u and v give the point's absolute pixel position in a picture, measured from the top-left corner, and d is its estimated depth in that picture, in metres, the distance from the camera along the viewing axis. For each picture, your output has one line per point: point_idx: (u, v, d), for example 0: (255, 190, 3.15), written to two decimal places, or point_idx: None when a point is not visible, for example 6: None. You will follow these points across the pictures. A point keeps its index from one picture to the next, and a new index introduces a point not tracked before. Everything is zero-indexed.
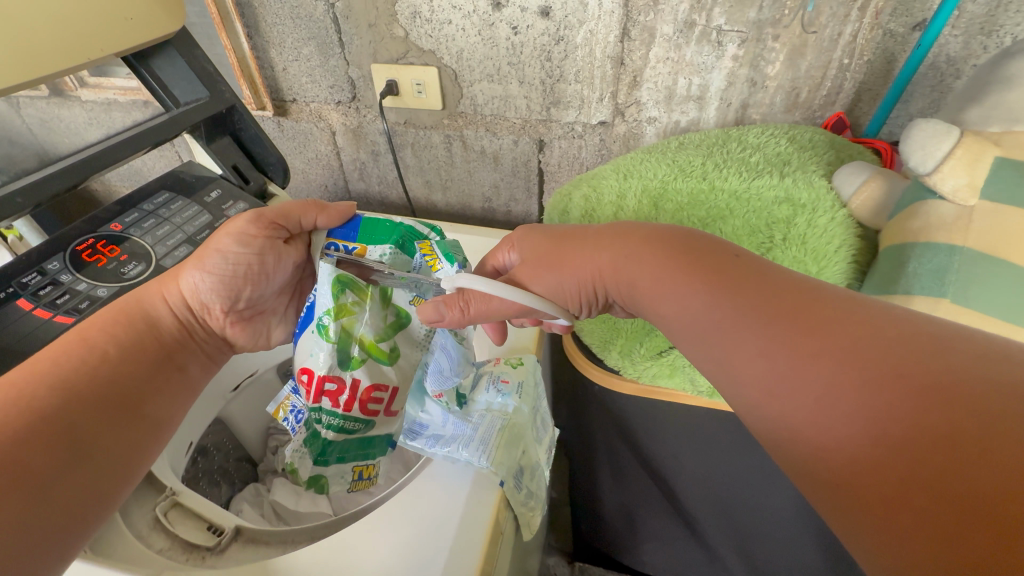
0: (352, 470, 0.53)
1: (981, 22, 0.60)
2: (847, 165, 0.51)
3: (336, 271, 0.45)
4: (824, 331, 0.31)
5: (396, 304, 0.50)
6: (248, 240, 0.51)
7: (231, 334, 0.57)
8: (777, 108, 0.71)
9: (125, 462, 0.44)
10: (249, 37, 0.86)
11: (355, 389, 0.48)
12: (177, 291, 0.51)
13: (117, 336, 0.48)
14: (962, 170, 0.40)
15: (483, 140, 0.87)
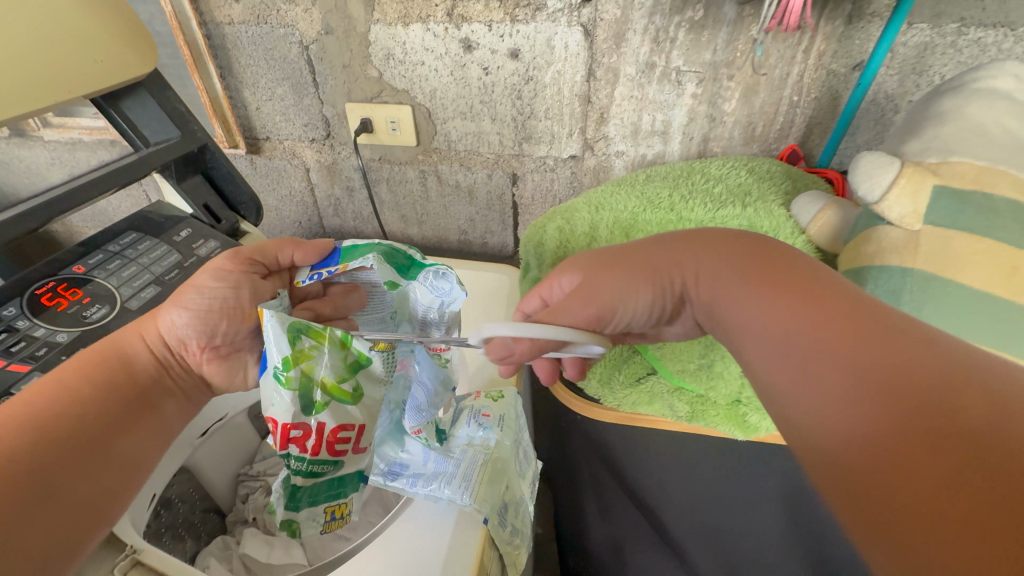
0: (324, 512, 0.46)
1: (913, 63, 0.66)
2: (806, 195, 0.54)
3: (285, 318, 0.42)
4: (865, 335, 0.29)
5: (357, 341, 0.46)
6: (224, 274, 0.49)
7: (209, 373, 0.51)
8: (736, 142, 0.75)
9: (83, 523, 0.40)
10: (222, 78, 0.87)
11: (321, 433, 0.44)
12: (155, 329, 0.48)
13: (92, 376, 0.45)
14: (906, 199, 0.43)
15: (457, 175, 0.89)
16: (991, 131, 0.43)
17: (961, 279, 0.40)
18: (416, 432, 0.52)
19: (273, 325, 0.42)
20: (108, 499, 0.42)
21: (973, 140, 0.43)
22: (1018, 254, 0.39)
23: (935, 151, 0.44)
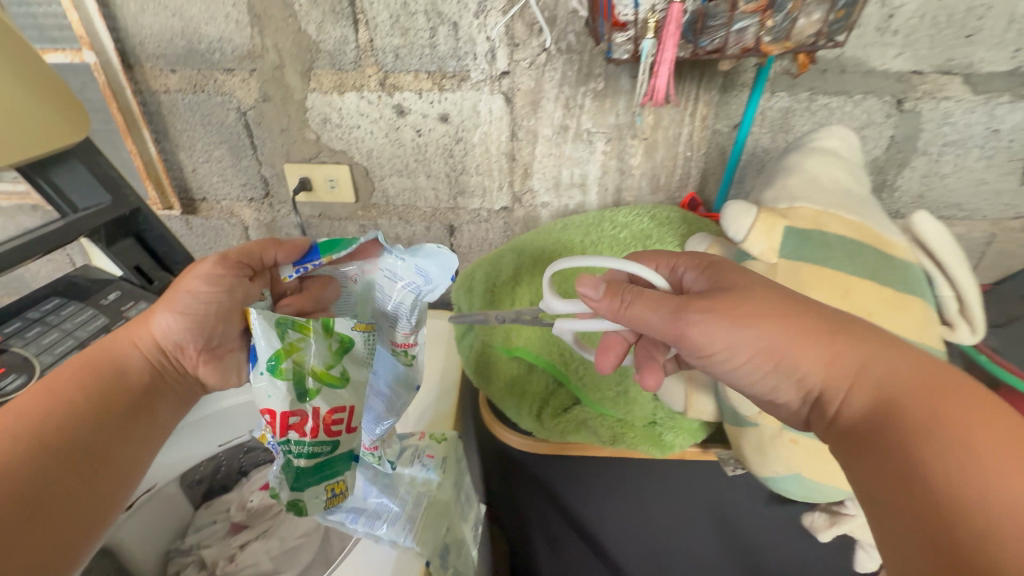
0: (327, 489, 0.46)
1: (779, 123, 0.79)
2: (696, 234, 0.63)
3: (272, 316, 0.44)
4: (1007, 447, 0.33)
5: (340, 331, 0.48)
6: (216, 278, 0.48)
7: (204, 375, 0.51)
8: (645, 191, 0.84)
9: (79, 532, 0.41)
10: (157, 142, 0.88)
11: (317, 417, 0.45)
12: (147, 334, 0.49)
13: (85, 384, 0.46)
14: (764, 237, 0.48)
15: (397, 228, 0.94)
16: (821, 179, 0.51)
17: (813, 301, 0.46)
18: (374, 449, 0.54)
19: (262, 323, 0.44)
20: (104, 505, 0.44)
21: (809, 186, 0.51)
22: (847, 279, 0.46)
23: (780, 197, 0.51)
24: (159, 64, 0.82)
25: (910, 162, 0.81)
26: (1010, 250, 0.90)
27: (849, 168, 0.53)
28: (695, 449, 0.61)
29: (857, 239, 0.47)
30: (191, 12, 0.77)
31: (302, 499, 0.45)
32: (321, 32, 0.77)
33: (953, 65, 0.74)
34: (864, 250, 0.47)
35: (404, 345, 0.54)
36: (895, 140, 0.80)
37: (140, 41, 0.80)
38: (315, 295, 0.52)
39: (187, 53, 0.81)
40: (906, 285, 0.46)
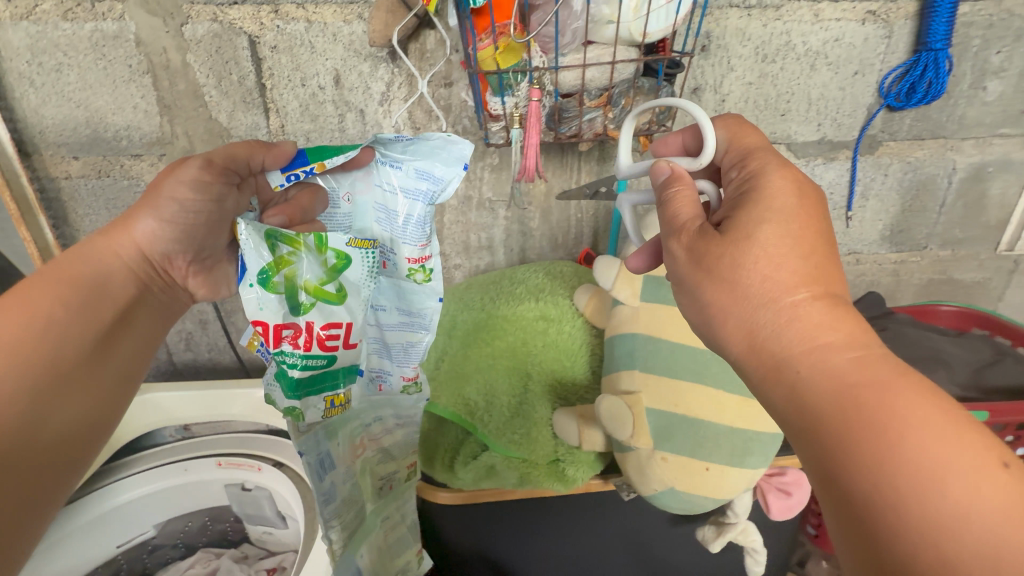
0: (324, 402, 0.54)
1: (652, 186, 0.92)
2: (584, 285, 0.69)
3: (261, 227, 0.46)
4: (935, 451, 0.32)
5: (334, 247, 0.51)
6: (205, 186, 0.54)
7: (193, 285, 0.61)
8: (547, 249, 0.94)
9: (82, 428, 0.54)
10: (55, 227, 0.87)
11: (310, 330, 0.51)
12: (133, 242, 0.56)
13: (67, 300, 0.53)
14: (625, 284, 0.55)
15: None
16: None
17: (668, 336, 0.52)
18: (379, 390, 0.61)
19: (252, 236, 0.46)
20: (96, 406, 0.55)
21: None
22: None
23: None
24: (61, 152, 0.82)
25: None
26: (851, 279, 1.08)
27: None
28: (598, 480, 0.66)
29: None
30: (97, 103, 0.79)
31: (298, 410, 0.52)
32: (232, 120, 0.82)
33: (776, 136, 0.92)
34: None
35: (418, 261, 0.55)
36: None
37: (39, 131, 0.80)
38: (302, 206, 0.55)
39: (92, 141, 0.82)
40: None
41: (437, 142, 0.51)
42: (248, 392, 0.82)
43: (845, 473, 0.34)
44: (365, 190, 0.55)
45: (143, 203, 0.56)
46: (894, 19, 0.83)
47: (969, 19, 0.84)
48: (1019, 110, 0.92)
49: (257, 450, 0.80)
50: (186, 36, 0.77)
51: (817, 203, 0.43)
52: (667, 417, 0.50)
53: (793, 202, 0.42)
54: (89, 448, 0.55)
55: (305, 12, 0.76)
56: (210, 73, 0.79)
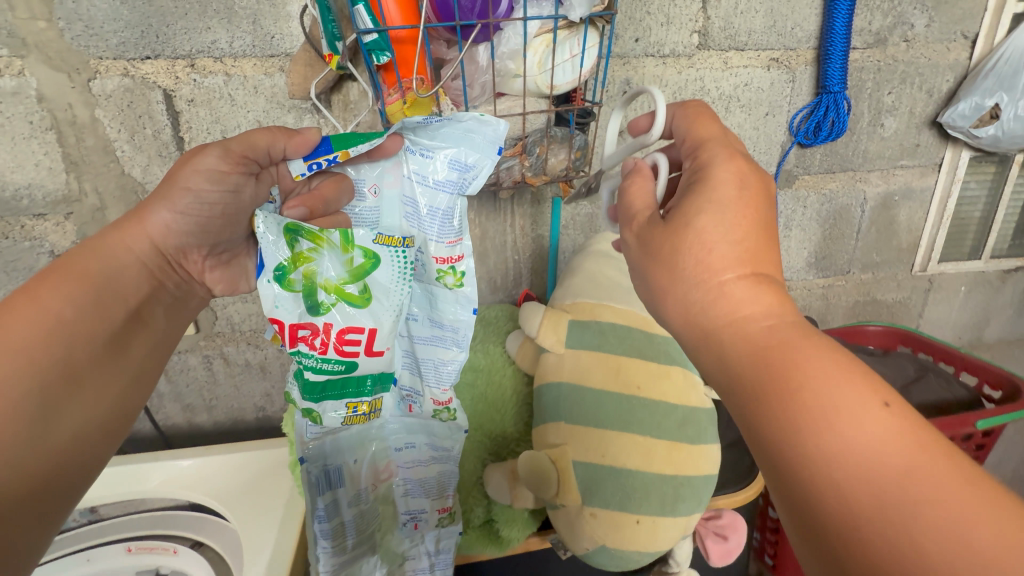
0: (347, 406, 0.54)
1: (588, 225, 0.93)
2: (514, 333, 0.69)
3: (285, 220, 0.47)
4: (852, 417, 0.32)
5: (360, 246, 0.50)
6: (221, 177, 0.51)
7: (211, 279, 0.59)
8: (486, 293, 0.93)
9: (88, 440, 0.49)
10: None
11: (328, 332, 0.50)
12: (145, 235, 0.53)
13: (74, 297, 0.49)
14: (550, 332, 0.55)
15: (245, 353, 0.91)
16: (599, 276, 0.61)
17: (592, 383, 0.52)
18: (409, 412, 0.60)
19: (272, 231, 0.47)
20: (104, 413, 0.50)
21: (587, 285, 0.60)
22: (618, 359, 0.53)
23: (567, 295, 0.60)
24: None
25: None
26: None
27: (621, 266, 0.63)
28: (535, 538, 0.66)
29: (625, 323, 0.55)
30: None
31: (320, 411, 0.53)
32: (147, 174, 0.79)
33: None
34: (630, 332, 0.55)
35: (446, 261, 0.52)
36: None
37: None
38: (325, 197, 0.52)
39: None
40: (667, 357, 0.54)
41: (470, 125, 0.48)
42: (167, 464, 0.75)
43: (765, 437, 0.35)
44: (393, 182, 0.52)
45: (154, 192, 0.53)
46: (795, 66, 0.90)
47: (860, 65, 0.92)
48: (914, 144, 1.01)
49: (174, 530, 0.74)
50: (94, 91, 0.73)
51: (757, 188, 0.41)
52: (595, 468, 0.49)
53: (735, 191, 0.40)
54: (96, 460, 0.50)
55: (224, 65, 0.75)
56: (121, 127, 0.76)
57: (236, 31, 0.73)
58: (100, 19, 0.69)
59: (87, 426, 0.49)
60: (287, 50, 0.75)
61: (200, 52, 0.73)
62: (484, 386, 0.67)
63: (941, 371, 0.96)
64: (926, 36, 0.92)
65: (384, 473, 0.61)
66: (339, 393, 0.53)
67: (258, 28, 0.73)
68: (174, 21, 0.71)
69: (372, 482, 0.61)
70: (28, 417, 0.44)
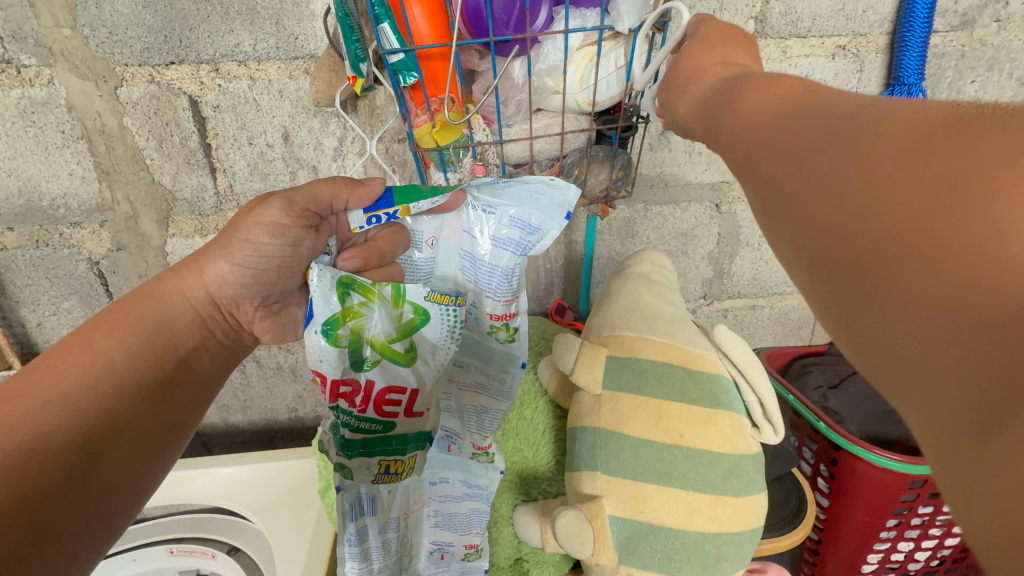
0: (379, 462, 0.51)
1: (626, 229, 0.87)
2: (545, 357, 0.69)
3: (339, 273, 0.44)
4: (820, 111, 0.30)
5: (411, 301, 0.47)
6: (282, 231, 0.48)
7: (259, 330, 0.55)
8: None
9: (128, 494, 0.44)
10: None
11: (369, 390, 0.48)
12: (198, 283, 0.50)
13: (126, 342, 0.46)
14: (586, 370, 0.55)
15: (277, 357, 0.91)
16: (639, 303, 0.58)
17: (631, 432, 0.51)
18: (447, 451, 0.59)
19: (324, 284, 0.43)
20: (148, 464, 0.46)
21: (626, 313, 0.58)
22: (659, 403, 0.51)
23: (606, 327, 0.58)
24: None
25: (739, 252, 0.92)
26: None
27: (663, 292, 0.60)
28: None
29: (667, 363, 0.53)
30: (30, 171, 0.75)
31: (352, 465, 0.49)
32: (176, 182, 0.78)
33: None
34: (673, 373, 0.52)
35: (501, 318, 0.52)
36: (722, 236, 0.91)
37: None
38: (381, 249, 0.49)
39: (26, 211, 0.77)
40: (713, 400, 0.51)
41: (539, 187, 0.48)
42: (207, 472, 0.77)
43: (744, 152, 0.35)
44: (452, 235, 0.51)
45: (215, 241, 0.50)
46: (864, 53, 0.80)
47: (940, 51, 0.81)
48: None
49: (212, 535, 0.78)
50: (121, 99, 0.72)
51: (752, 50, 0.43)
52: (632, 525, 0.50)
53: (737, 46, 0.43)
54: (126, 513, 0.44)
55: (248, 69, 0.72)
56: (149, 135, 0.75)
57: (259, 33, 0.69)
58: (123, 24, 0.67)
59: (134, 475, 0.45)
60: (312, 52, 0.71)
61: (223, 56, 0.70)
62: (517, 419, 0.66)
63: None
64: None
65: (416, 504, 0.59)
66: (377, 447, 0.51)
67: (281, 29, 0.69)
68: (197, 24, 0.67)
69: (403, 511, 0.58)
70: (73, 444, 0.40)
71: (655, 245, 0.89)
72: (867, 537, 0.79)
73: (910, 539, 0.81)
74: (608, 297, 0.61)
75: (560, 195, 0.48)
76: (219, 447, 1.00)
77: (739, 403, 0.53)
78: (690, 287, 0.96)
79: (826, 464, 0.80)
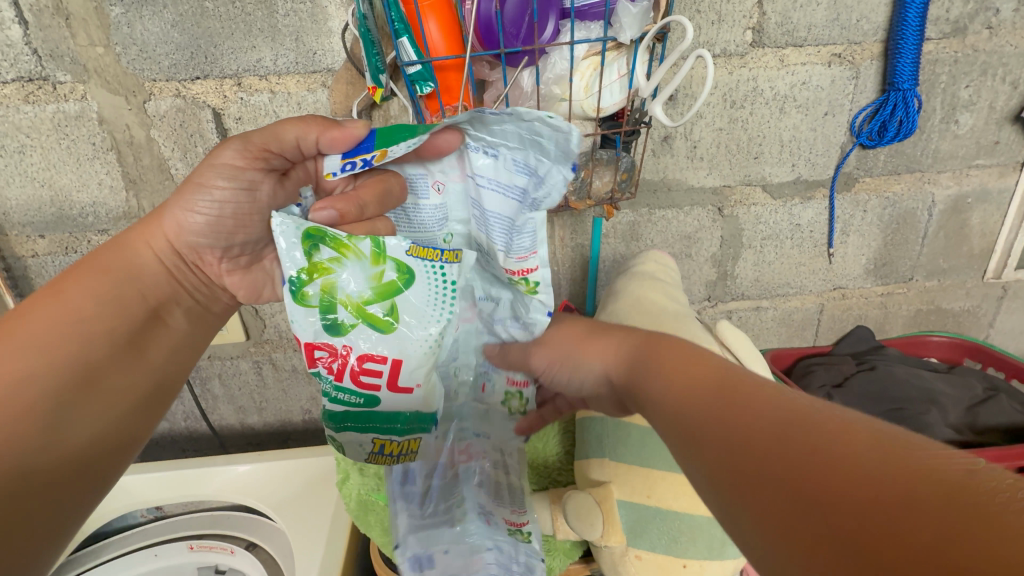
0: (372, 442, 0.48)
1: (629, 233, 0.90)
2: None
3: (308, 226, 0.45)
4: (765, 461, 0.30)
5: (392, 257, 0.46)
6: (236, 173, 0.48)
7: (231, 283, 0.55)
8: None
9: (104, 437, 0.49)
10: None
11: (347, 358, 0.45)
12: (160, 234, 0.52)
13: (97, 293, 0.49)
14: None
15: (293, 359, 0.93)
16: (643, 300, 0.61)
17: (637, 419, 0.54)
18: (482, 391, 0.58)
19: (290, 235, 0.44)
20: (125, 413, 0.51)
21: (630, 309, 0.61)
22: None
23: (612, 321, 0.60)
24: (26, 232, 0.82)
25: (742, 255, 0.95)
26: (839, 314, 1.04)
27: (668, 290, 0.62)
28: (578, 565, 0.68)
29: None
30: (61, 181, 0.79)
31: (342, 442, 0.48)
32: None
33: (751, 179, 0.89)
34: None
35: (518, 274, 0.46)
36: (724, 239, 0.93)
37: (4, 213, 0.80)
38: (361, 199, 0.46)
39: (57, 219, 0.81)
40: None
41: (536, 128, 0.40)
42: (225, 469, 0.80)
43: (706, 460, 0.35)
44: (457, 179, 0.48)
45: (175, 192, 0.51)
46: (860, 61, 0.81)
47: (934, 57, 0.83)
48: (993, 142, 0.90)
49: (229, 531, 0.80)
50: (150, 112, 0.76)
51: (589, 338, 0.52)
52: (641, 509, 0.52)
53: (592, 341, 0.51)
54: (107, 452, 0.49)
55: (269, 83, 0.75)
56: (175, 146, 0.78)
57: (280, 49, 0.73)
58: (153, 42, 0.71)
59: (111, 421, 0.49)
60: (329, 66, 0.74)
61: (246, 71, 0.74)
62: None
63: (1015, 390, 0.89)
64: (1014, 21, 0.82)
65: (459, 456, 0.60)
66: (366, 425, 0.47)
67: (301, 45, 0.73)
68: (222, 41, 0.71)
69: (448, 460, 0.60)
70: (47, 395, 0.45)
71: (659, 247, 0.92)
72: None
73: None
74: (614, 294, 0.64)
75: (560, 139, 0.40)
76: (235, 448, 1.03)
77: None
78: (694, 288, 0.98)
79: None
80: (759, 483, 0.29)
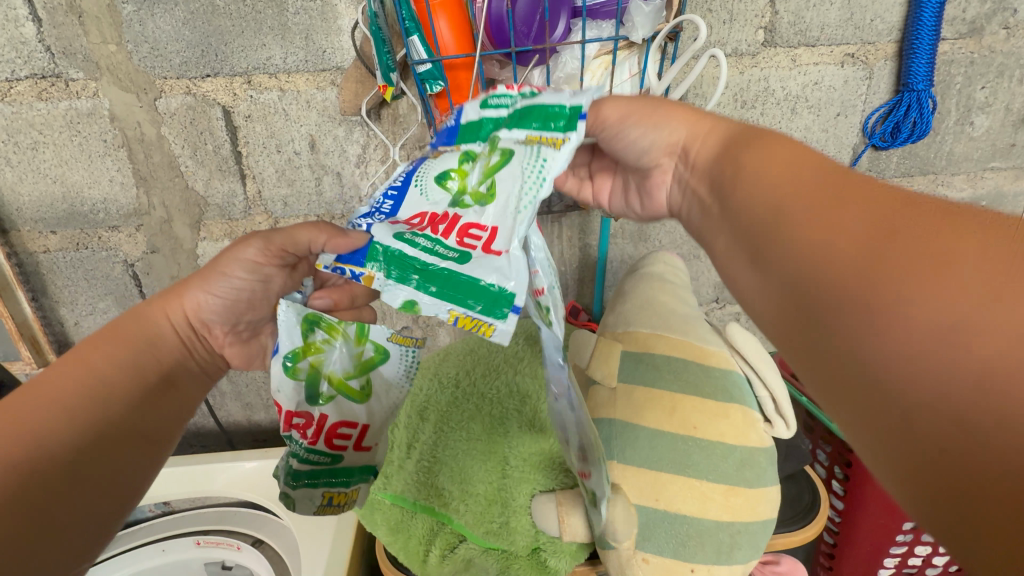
0: (323, 495, 0.51)
1: (637, 233, 0.89)
2: None
3: (304, 311, 0.48)
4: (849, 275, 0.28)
5: (373, 340, 0.51)
6: (255, 267, 0.53)
7: (229, 355, 0.57)
8: None
9: (113, 499, 0.46)
10: (34, 301, 0.88)
11: (321, 424, 0.50)
12: (177, 307, 0.54)
13: (116, 357, 0.49)
14: (602, 364, 0.58)
15: None
16: (652, 302, 0.61)
17: (645, 422, 0.54)
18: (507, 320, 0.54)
19: (291, 319, 0.48)
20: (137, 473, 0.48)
21: (638, 310, 0.60)
22: (671, 396, 0.54)
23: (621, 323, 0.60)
24: (38, 228, 0.83)
25: None
26: None
27: (676, 291, 0.62)
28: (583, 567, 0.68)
29: (680, 356, 0.56)
30: (73, 178, 0.79)
31: (296, 497, 0.51)
32: (209, 188, 0.82)
33: None
34: (687, 367, 0.55)
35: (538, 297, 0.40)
36: None
37: (17, 209, 0.81)
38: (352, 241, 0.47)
39: (69, 216, 0.82)
40: (725, 394, 0.54)
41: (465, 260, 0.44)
42: (231, 466, 0.80)
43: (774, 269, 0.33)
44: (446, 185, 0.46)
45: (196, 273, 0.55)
46: (873, 61, 0.80)
47: (949, 58, 0.82)
48: (1009, 144, 0.89)
49: (236, 527, 0.81)
50: (161, 110, 0.76)
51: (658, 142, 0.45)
52: (649, 512, 0.52)
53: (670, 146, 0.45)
54: (114, 517, 0.46)
55: (279, 81, 0.76)
56: (185, 143, 0.79)
57: (290, 47, 0.73)
58: (164, 40, 0.71)
59: (123, 480, 0.47)
60: (339, 64, 0.74)
61: (256, 69, 0.74)
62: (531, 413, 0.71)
63: None
64: None
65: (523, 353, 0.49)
66: (325, 480, 0.51)
67: (311, 43, 0.73)
68: (232, 39, 0.72)
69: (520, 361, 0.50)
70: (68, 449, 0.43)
71: (667, 248, 0.91)
72: (882, 540, 0.79)
73: (926, 543, 0.81)
74: (622, 296, 0.64)
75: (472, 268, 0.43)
76: (241, 444, 1.03)
77: (751, 396, 0.55)
78: (702, 289, 0.97)
79: (840, 467, 0.80)
80: (827, 302, 0.28)
